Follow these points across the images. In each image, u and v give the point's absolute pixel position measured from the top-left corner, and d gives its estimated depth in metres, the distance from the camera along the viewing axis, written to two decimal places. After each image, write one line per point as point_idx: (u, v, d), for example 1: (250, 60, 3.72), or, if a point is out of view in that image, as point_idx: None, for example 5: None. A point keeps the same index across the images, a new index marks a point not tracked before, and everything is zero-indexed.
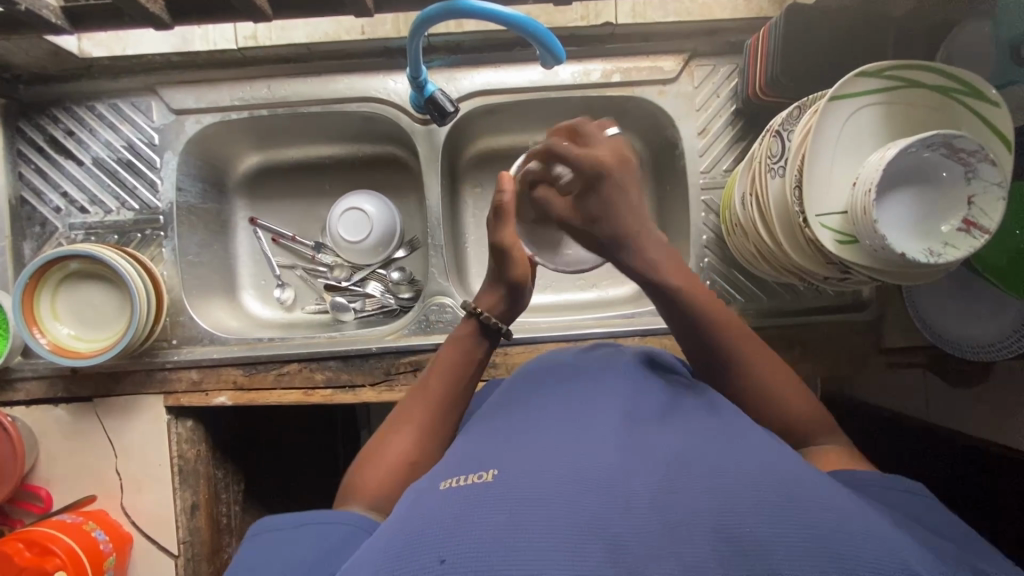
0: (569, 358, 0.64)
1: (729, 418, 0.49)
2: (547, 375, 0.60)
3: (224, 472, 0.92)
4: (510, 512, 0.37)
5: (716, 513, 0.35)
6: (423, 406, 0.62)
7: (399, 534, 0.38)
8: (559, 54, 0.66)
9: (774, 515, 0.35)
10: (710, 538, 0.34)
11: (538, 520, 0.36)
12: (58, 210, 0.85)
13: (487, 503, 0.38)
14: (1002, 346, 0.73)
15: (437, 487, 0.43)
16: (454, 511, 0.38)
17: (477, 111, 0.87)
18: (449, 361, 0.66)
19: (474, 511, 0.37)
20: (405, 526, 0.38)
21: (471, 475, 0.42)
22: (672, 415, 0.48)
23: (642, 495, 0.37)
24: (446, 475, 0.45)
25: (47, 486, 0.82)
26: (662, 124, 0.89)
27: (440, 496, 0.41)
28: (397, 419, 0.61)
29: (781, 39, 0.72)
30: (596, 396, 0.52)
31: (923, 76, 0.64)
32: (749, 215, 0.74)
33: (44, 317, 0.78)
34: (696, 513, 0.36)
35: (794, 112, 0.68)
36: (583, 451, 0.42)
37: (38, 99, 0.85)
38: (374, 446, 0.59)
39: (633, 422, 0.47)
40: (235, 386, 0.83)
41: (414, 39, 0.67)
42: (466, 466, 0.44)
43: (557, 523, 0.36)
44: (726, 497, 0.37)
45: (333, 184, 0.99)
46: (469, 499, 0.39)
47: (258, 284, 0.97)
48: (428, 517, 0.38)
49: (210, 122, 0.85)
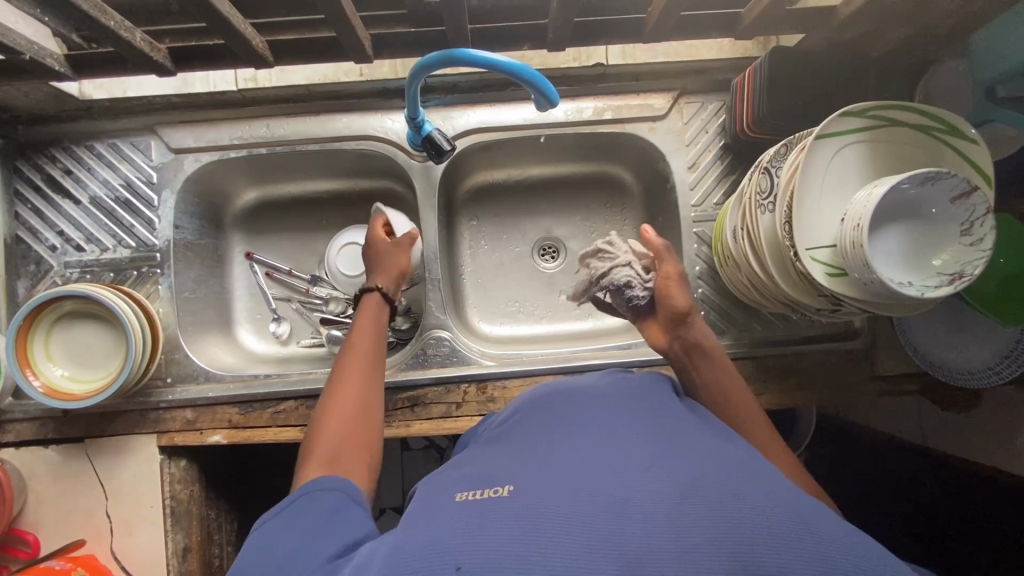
0: (577, 384, 0.63)
1: (737, 444, 0.49)
2: (559, 393, 0.61)
3: (217, 512, 0.90)
4: (525, 532, 0.38)
5: (727, 540, 0.35)
6: (354, 379, 0.64)
7: (414, 546, 0.39)
8: (553, 97, 0.67)
9: (782, 549, 0.35)
10: (718, 565, 0.34)
11: (551, 542, 0.37)
12: (54, 248, 0.84)
13: (498, 520, 0.39)
14: (994, 372, 0.76)
15: (453, 498, 0.44)
16: (469, 521, 0.39)
17: (472, 148, 0.89)
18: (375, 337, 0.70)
19: (488, 526, 0.38)
20: (421, 535, 0.40)
21: (486, 489, 0.43)
22: (685, 435, 0.48)
23: (654, 517, 0.37)
24: (463, 486, 0.46)
25: (35, 531, 0.80)
26: (654, 158, 0.91)
27: (455, 507, 0.42)
28: (328, 397, 0.62)
29: (766, 80, 0.74)
30: (596, 419, 0.52)
31: (906, 115, 0.66)
32: (740, 247, 0.76)
33: (37, 358, 0.77)
34: (706, 537, 0.36)
35: (782, 150, 0.70)
36: (597, 470, 0.43)
37: (36, 139, 0.85)
38: (321, 428, 0.59)
39: (646, 440, 0.47)
40: (230, 424, 0.82)
41: (413, 83, 0.69)
42: (483, 481, 0.45)
43: (569, 547, 0.36)
44: (738, 523, 0.36)
45: (330, 219, 1.00)
46: (484, 515, 0.40)
47: (253, 317, 0.97)
48: (444, 530, 0.39)
49: (209, 160, 0.86)
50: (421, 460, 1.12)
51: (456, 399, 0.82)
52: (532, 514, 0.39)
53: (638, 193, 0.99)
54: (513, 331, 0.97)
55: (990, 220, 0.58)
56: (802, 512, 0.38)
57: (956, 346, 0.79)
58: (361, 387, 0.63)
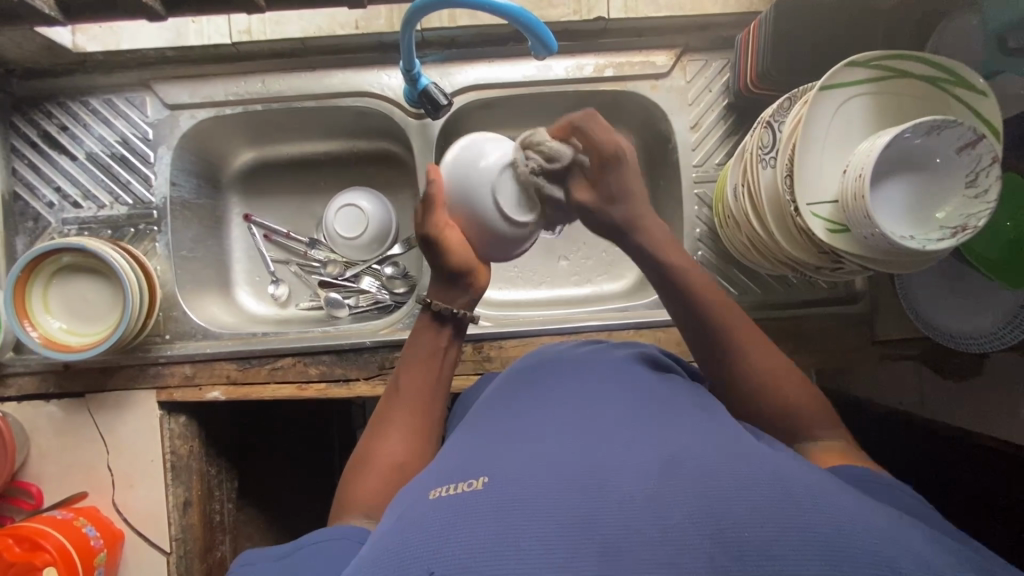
0: (566, 356, 0.64)
1: (724, 416, 0.50)
2: (543, 372, 0.61)
3: (217, 469, 0.91)
4: (507, 521, 0.37)
5: (715, 515, 0.36)
6: (404, 406, 0.64)
7: (390, 547, 0.38)
8: (550, 44, 0.67)
9: (775, 523, 0.35)
10: (708, 549, 0.34)
11: (534, 531, 0.36)
12: (51, 204, 0.84)
13: (479, 512, 0.38)
14: (997, 338, 0.73)
15: (430, 495, 0.43)
16: (445, 517, 0.39)
17: (471, 106, 0.88)
18: (428, 370, 0.67)
19: (466, 519, 0.38)
20: (404, 531, 0.39)
21: (464, 482, 0.42)
22: (668, 416, 0.49)
23: (640, 500, 0.38)
24: (437, 483, 0.44)
25: (38, 483, 0.81)
26: (655, 118, 0.89)
27: (434, 504, 0.41)
28: (378, 424, 0.63)
29: (769, 34, 0.73)
30: (589, 402, 0.52)
31: (913, 66, 0.64)
32: (741, 206, 0.74)
33: (35, 310, 0.78)
34: (686, 514, 0.36)
35: (785, 103, 0.68)
36: (577, 455, 0.43)
37: (33, 94, 0.85)
38: (375, 457, 0.59)
39: (631, 424, 0.47)
40: (229, 380, 0.82)
41: (406, 32, 0.68)
42: (461, 471, 0.44)
43: (549, 535, 0.36)
44: (724, 506, 0.37)
45: (329, 181, 0.99)
46: (462, 508, 0.39)
47: (252, 280, 0.97)
48: (424, 525, 0.39)
49: (205, 117, 0.85)
50: None
51: None
52: (515, 502, 0.38)
53: (640, 156, 0.97)
54: (511, 296, 0.96)
55: (995, 170, 0.57)
56: (789, 481, 0.39)
57: (961, 309, 0.78)
58: (408, 420, 0.63)
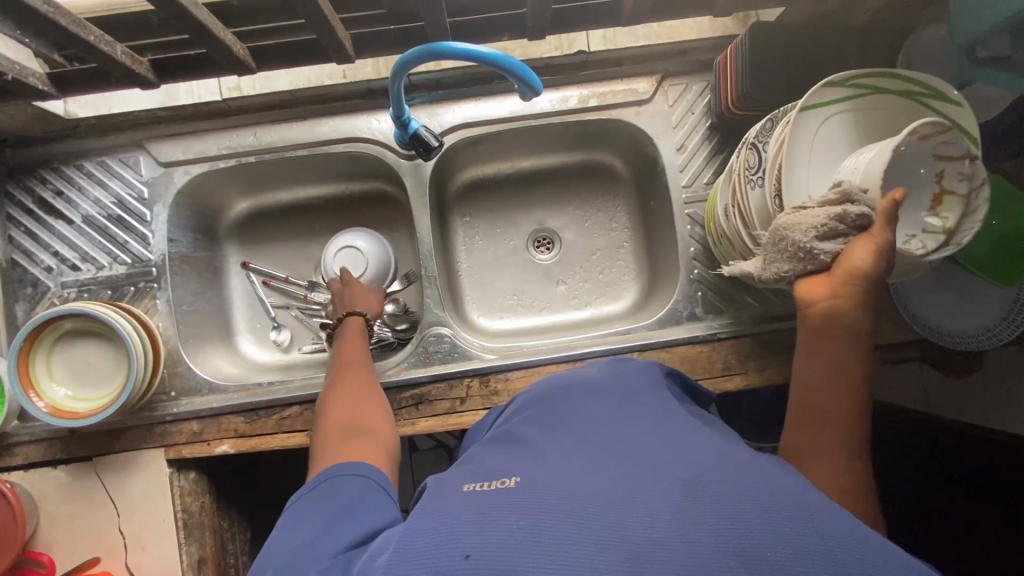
0: (583, 375, 0.64)
1: (734, 439, 0.50)
2: (552, 396, 0.61)
3: (229, 522, 0.89)
4: (531, 517, 0.38)
5: (733, 528, 0.35)
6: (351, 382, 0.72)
7: (417, 535, 0.40)
8: (536, 85, 0.68)
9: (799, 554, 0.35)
10: (725, 559, 0.34)
11: (562, 527, 0.37)
12: (50, 269, 0.85)
13: (510, 506, 0.39)
14: (991, 334, 0.75)
15: (462, 488, 0.44)
16: (476, 507, 0.40)
17: (461, 144, 0.89)
18: (362, 351, 0.78)
19: (497, 511, 0.39)
20: (433, 520, 0.40)
21: (496, 480, 0.44)
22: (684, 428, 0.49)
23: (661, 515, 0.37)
24: (468, 480, 0.46)
25: (49, 552, 0.80)
26: (642, 143, 0.91)
27: (464, 496, 0.42)
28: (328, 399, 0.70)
29: (746, 59, 0.75)
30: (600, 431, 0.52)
31: (887, 82, 0.67)
32: (733, 225, 0.76)
33: (40, 378, 0.78)
34: (710, 530, 0.35)
35: (767, 124, 0.70)
36: (598, 467, 0.43)
37: (27, 162, 0.86)
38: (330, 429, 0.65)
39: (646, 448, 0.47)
40: (237, 434, 0.82)
41: (394, 81, 0.70)
42: (491, 474, 0.46)
43: (575, 536, 0.36)
44: (744, 517, 0.36)
45: (324, 224, 1.00)
46: (490, 501, 0.40)
47: (253, 327, 0.97)
48: (457, 512, 0.40)
49: (199, 171, 0.86)
50: (431, 460, 1.13)
51: (459, 394, 0.82)
52: (543, 501, 0.39)
53: (630, 180, 0.99)
54: (514, 324, 0.97)
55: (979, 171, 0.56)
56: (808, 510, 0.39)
57: (959, 311, 0.78)
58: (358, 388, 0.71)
